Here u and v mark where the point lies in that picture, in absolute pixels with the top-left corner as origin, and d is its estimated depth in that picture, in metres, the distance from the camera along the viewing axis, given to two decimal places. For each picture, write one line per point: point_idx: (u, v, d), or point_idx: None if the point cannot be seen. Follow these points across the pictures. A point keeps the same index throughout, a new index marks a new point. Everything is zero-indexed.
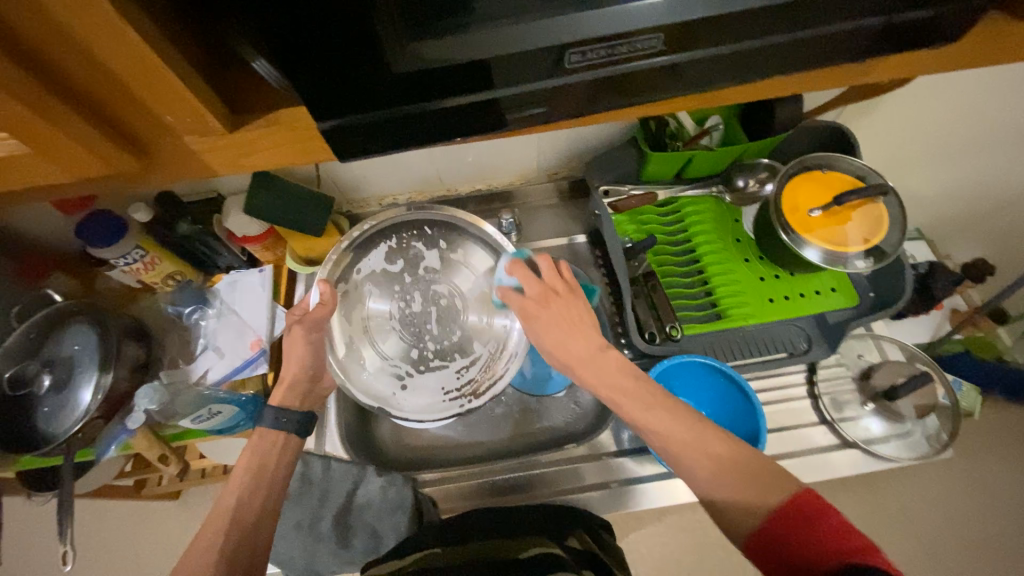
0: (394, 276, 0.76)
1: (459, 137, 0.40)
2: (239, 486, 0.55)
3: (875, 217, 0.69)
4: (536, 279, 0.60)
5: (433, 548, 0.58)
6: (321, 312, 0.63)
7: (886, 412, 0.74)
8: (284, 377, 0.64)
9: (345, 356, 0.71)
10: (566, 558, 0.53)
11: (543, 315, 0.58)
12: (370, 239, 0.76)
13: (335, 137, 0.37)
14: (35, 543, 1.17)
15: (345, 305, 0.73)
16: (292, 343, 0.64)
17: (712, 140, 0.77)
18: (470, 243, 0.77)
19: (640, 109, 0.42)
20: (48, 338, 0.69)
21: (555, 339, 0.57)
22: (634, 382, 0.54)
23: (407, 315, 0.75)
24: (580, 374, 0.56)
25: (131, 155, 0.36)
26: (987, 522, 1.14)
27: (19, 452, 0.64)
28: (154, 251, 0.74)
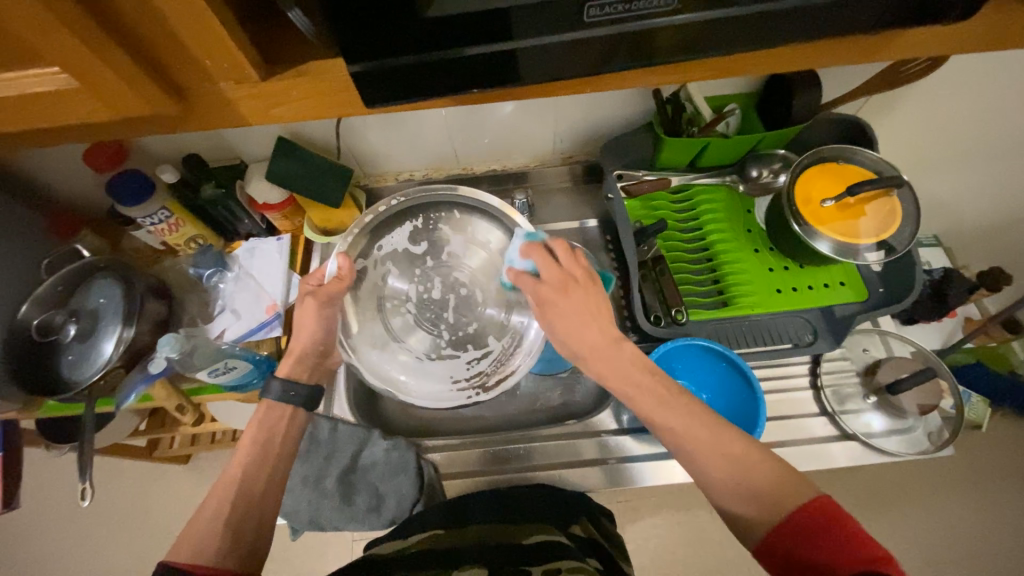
0: (417, 258, 0.76)
1: (479, 90, 0.41)
2: (252, 434, 0.58)
3: (887, 211, 0.69)
4: (553, 264, 0.58)
5: (439, 530, 0.61)
6: (337, 286, 0.65)
7: (889, 408, 0.74)
8: (294, 349, 0.63)
9: (357, 333, 0.70)
10: (571, 545, 0.57)
11: (561, 303, 0.56)
12: (396, 218, 0.76)
13: (360, 83, 0.39)
14: (51, 495, 1.22)
15: (358, 283, 0.72)
16: (303, 313, 0.64)
17: (728, 126, 0.77)
18: (499, 233, 0.75)
19: (668, 73, 0.45)
20: (75, 290, 0.72)
21: (572, 328, 0.56)
22: (643, 374, 0.53)
23: (425, 298, 0.74)
24: (592, 364, 0.55)
25: (171, 98, 0.39)
26: (990, 536, 1.13)
27: (45, 396, 0.67)
28: (179, 214, 0.77)
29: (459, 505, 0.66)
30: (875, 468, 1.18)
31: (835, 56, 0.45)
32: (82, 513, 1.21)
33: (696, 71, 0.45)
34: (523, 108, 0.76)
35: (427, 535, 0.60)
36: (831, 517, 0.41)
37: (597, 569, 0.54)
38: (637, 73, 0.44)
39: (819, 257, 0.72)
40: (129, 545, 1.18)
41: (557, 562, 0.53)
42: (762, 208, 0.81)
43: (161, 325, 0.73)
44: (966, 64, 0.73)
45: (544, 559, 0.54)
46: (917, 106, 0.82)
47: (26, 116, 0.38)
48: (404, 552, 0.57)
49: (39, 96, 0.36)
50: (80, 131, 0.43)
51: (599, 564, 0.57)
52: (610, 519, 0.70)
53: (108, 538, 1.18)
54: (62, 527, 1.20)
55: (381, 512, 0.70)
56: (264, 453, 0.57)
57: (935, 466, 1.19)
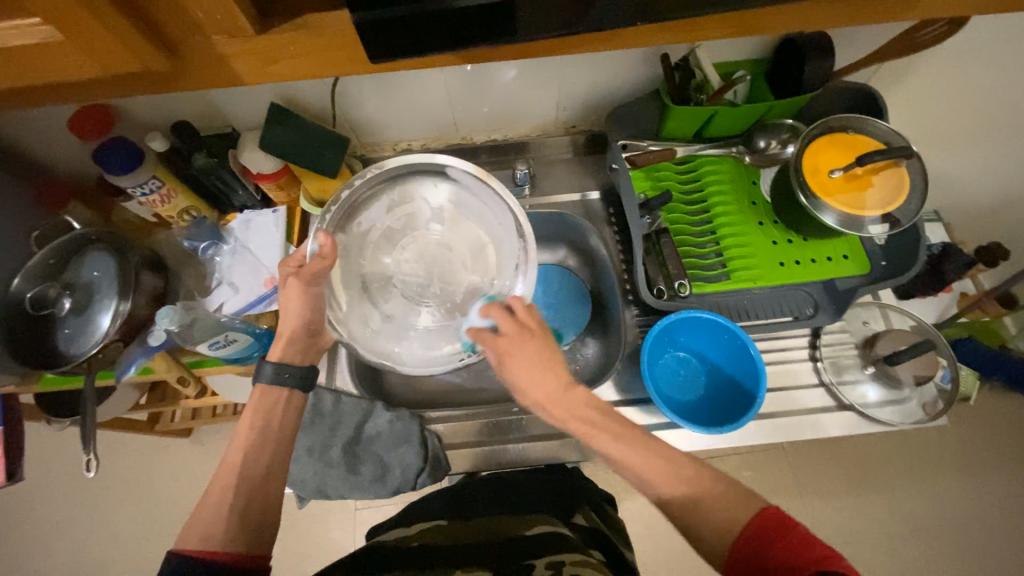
0: (398, 230, 0.71)
1: (480, 43, 0.41)
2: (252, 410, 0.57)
3: (895, 183, 0.68)
4: (508, 318, 0.54)
5: (440, 521, 0.62)
6: (318, 265, 0.60)
7: (885, 379, 0.75)
8: (284, 331, 0.61)
9: (346, 313, 0.67)
10: (574, 537, 0.57)
11: (516, 362, 0.52)
12: (374, 192, 0.72)
13: (368, 33, 0.39)
14: (53, 467, 1.23)
15: (343, 258, 0.69)
16: (287, 295, 0.61)
17: (736, 94, 0.75)
18: (479, 199, 0.71)
19: (669, 34, 0.45)
20: (68, 263, 0.70)
21: (535, 383, 0.52)
22: (598, 412, 0.51)
23: (407, 273, 0.69)
24: (550, 412, 0.53)
25: (162, 54, 0.38)
26: (973, 503, 1.17)
27: (41, 370, 0.65)
28: (170, 184, 0.74)
29: (460, 501, 0.67)
30: (858, 438, 1.22)
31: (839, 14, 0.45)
32: (87, 486, 1.22)
33: (723, 29, 0.45)
34: (525, 74, 0.73)
35: (431, 525, 0.61)
36: (777, 524, 0.43)
37: (601, 560, 0.53)
38: (661, 31, 0.45)
39: (820, 229, 0.71)
40: (131, 515, 1.20)
41: (561, 554, 0.51)
42: (767, 181, 0.79)
43: (158, 299, 0.71)
44: (981, 29, 0.71)
45: (547, 550, 0.52)
46: (930, 74, 0.80)
47: (9, 72, 0.37)
48: (406, 545, 0.56)
49: (19, 51, 0.35)
50: (72, 91, 0.42)
51: (604, 556, 0.56)
52: (612, 505, 0.72)
53: (110, 508, 1.20)
54: (65, 499, 1.21)
55: (386, 481, 0.70)
56: (266, 429, 0.56)
57: (918, 436, 1.22)
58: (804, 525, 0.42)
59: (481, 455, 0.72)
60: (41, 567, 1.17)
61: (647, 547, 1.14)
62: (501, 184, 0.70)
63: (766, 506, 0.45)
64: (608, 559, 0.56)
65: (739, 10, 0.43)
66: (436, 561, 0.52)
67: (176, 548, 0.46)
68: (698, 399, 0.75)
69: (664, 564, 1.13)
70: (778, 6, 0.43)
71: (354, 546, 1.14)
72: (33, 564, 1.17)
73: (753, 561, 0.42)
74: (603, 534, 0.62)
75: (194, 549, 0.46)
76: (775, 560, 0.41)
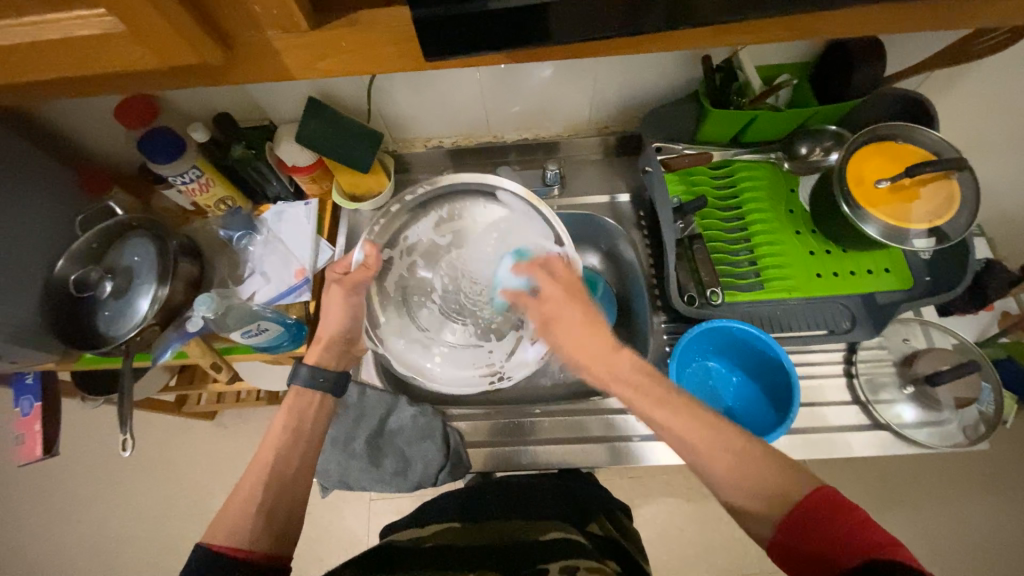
0: (443, 248, 0.70)
1: (525, 43, 0.42)
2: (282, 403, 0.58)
3: (945, 196, 0.65)
4: (552, 280, 0.57)
5: (453, 523, 0.61)
6: (362, 274, 0.64)
7: (924, 401, 0.72)
8: (322, 336, 0.63)
9: (384, 324, 0.68)
10: (590, 545, 0.56)
11: (565, 318, 0.55)
12: (422, 206, 0.72)
13: (419, 30, 0.40)
14: (86, 442, 1.28)
15: (387, 269, 0.69)
16: (329, 301, 0.64)
17: (778, 99, 0.73)
18: (528, 221, 0.70)
19: (711, 35, 0.44)
20: (109, 247, 0.73)
21: (575, 341, 0.54)
22: (640, 376, 0.51)
23: (449, 289, 0.69)
24: (593, 374, 0.54)
25: (218, 47, 0.40)
26: (1006, 533, 1.12)
27: (82, 350, 0.68)
28: (208, 173, 0.76)
29: (477, 502, 0.66)
30: (886, 458, 1.18)
31: (890, 20, 0.44)
32: (116, 462, 1.26)
33: (776, 32, 0.45)
34: (560, 75, 0.72)
35: (445, 528, 0.60)
36: (833, 509, 0.40)
37: (617, 570, 0.52)
38: (712, 34, 0.44)
39: (862, 240, 0.69)
40: (156, 493, 1.23)
41: (576, 559, 0.50)
42: (806, 188, 0.77)
43: (193, 285, 0.73)
44: None
45: (559, 553, 0.52)
46: (984, 84, 0.76)
47: (74, 61, 0.39)
48: (422, 546, 0.56)
49: (85, 40, 0.37)
50: (129, 81, 0.44)
51: (620, 565, 0.55)
52: (629, 516, 0.70)
53: (137, 485, 1.24)
54: (94, 473, 1.26)
55: (407, 476, 0.71)
56: (291, 420, 0.57)
57: (949, 459, 1.17)
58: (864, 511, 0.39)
59: (499, 456, 0.72)
60: (71, 537, 1.21)
61: (660, 555, 1.12)
62: (551, 210, 0.69)
63: (818, 489, 0.42)
64: (625, 570, 0.55)
65: (790, 15, 0.42)
66: (451, 562, 0.51)
67: (206, 541, 0.48)
68: (723, 410, 0.73)
69: (678, 575, 1.11)
70: (825, 10, 0.42)
71: (367, 537, 1.15)
72: (63, 533, 1.22)
73: (802, 540, 0.41)
74: (620, 545, 0.61)
75: (220, 542, 0.48)
76: (823, 542, 0.39)
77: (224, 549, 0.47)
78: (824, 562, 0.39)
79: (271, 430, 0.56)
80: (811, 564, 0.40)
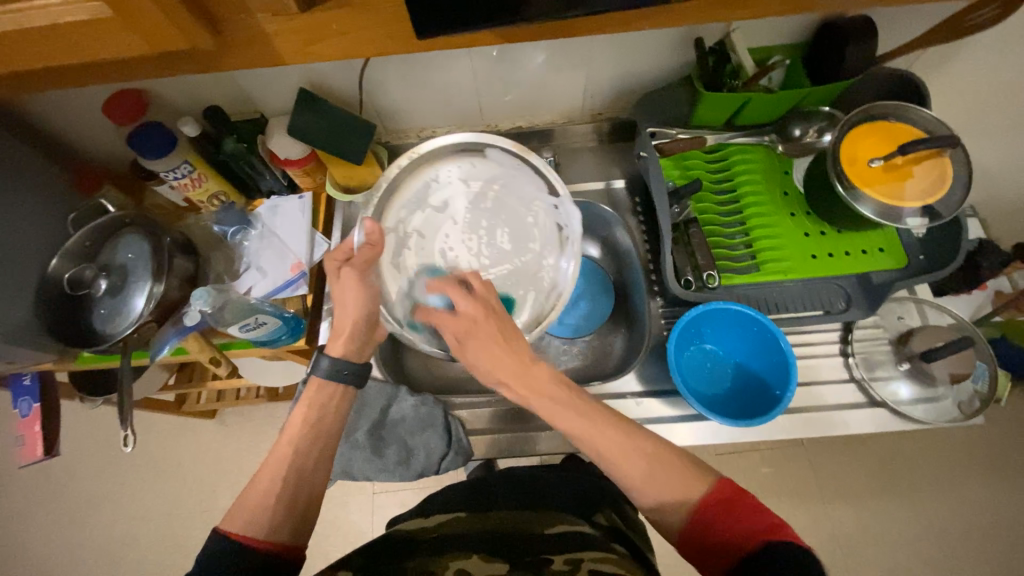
0: (439, 215, 0.70)
1: (517, 20, 0.42)
2: (308, 400, 0.56)
3: (937, 174, 0.66)
4: (468, 296, 0.54)
5: (460, 513, 0.62)
6: (370, 253, 0.59)
7: (918, 376, 0.73)
8: (342, 329, 0.59)
9: (400, 299, 0.67)
10: (595, 534, 0.56)
11: (480, 334, 0.53)
12: (409, 177, 0.72)
13: (410, 7, 0.40)
14: (87, 445, 1.28)
15: (397, 248, 0.69)
16: (342, 289, 0.59)
17: (770, 81, 0.72)
18: (519, 175, 0.72)
19: (703, 9, 0.44)
20: (103, 245, 0.72)
21: (489, 356, 0.52)
22: (561, 389, 0.51)
23: (455, 252, 0.69)
24: (515, 389, 0.52)
25: (207, 31, 0.40)
26: (1000, 508, 1.14)
27: (80, 349, 0.67)
28: (201, 168, 0.75)
29: (481, 492, 0.67)
30: (883, 438, 1.19)
31: None
32: (118, 463, 1.26)
33: (769, 7, 0.45)
34: (553, 60, 0.72)
35: (449, 518, 0.60)
36: (730, 497, 0.45)
37: (623, 556, 0.52)
38: (703, 9, 0.44)
39: (858, 221, 0.69)
40: (160, 493, 1.24)
41: (582, 552, 0.50)
42: (801, 170, 0.77)
43: (190, 281, 0.73)
44: None
45: (567, 544, 0.52)
46: (976, 61, 0.76)
47: (60, 50, 0.39)
48: (426, 535, 0.56)
49: (72, 27, 0.37)
50: (119, 70, 0.44)
51: (626, 549, 0.56)
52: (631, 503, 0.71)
53: (140, 486, 1.24)
54: (97, 475, 1.26)
55: (411, 464, 0.71)
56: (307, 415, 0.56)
57: (944, 437, 1.19)
58: (756, 497, 0.45)
59: (502, 443, 0.73)
60: (76, 539, 1.21)
61: (662, 541, 1.14)
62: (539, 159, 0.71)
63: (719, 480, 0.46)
64: (632, 555, 0.55)
65: None
66: (460, 553, 0.51)
67: (221, 527, 0.49)
68: (726, 391, 0.74)
69: (680, 558, 1.13)
70: None
71: (372, 530, 1.16)
72: (67, 535, 1.22)
73: (703, 532, 0.44)
74: (626, 533, 0.61)
75: (239, 532, 0.48)
76: (733, 529, 0.43)
77: (244, 539, 0.48)
78: (723, 547, 0.43)
79: (287, 431, 0.55)
80: (716, 553, 0.43)
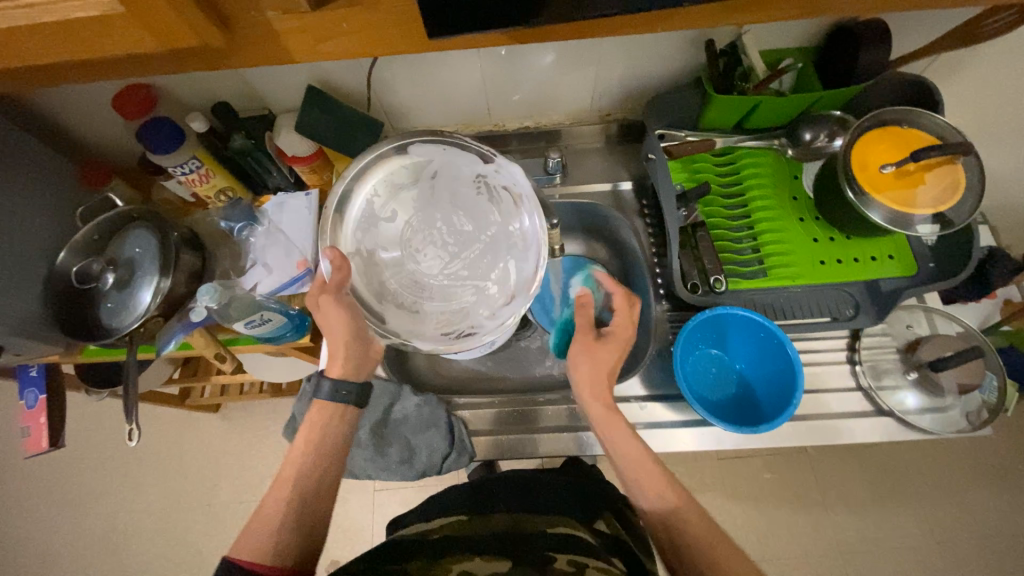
0: (390, 226, 0.65)
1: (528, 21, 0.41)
2: (313, 419, 0.58)
3: (950, 181, 0.65)
4: (620, 320, 0.65)
5: (462, 516, 0.62)
6: (338, 278, 0.60)
7: (925, 385, 0.73)
8: (336, 352, 0.61)
9: (391, 318, 0.62)
10: (595, 542, 0.55)
11: (602, 347, 0.64)
12: (348, 198, 0.66)
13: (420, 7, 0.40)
14: (93, 436, 1.29)
15: (365, 271, 0.63)
16: (324, 314, 0.60)
17: (783, 84, 0.71)
18: (450, 157, 0.66)
19: (716, 12, 0.44)
20: (111, 239, 0.72)
21: (588, 362, 0.64)
22: (614, 420, 0.62)
23: (417, 257, 0.64)
24: (586, 388, 0.63)
25: (218, 29, 0.40)
26: (1004, 519, 1.13)
27: (86, 342, 0.68)
28: (209, 164, 0.76)
29: (482, 494, 0.67)
30: (887, 445, 1.18)
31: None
32: (121, 455, 1.27)
33: (783, 11, 0.44)
34: (562, 60, 0.71)
35: (452, 519, 0.60)
36: None
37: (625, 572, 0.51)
38: (716, 12, 0.44)
39: (868, 227, 0.68)
40: (163, 485, 1.24)
41: (585, 556, 0.51)
42: (811, 174, 0.76)
43: (195, 276, 0.73)
44: None
45: (567, 547, 0.52)
46: (992, 66, 0.75)
47: (71, 45, 0.39)
48: (429, 537, 0.56)
49: (83, 22, 0.37)
50: (129, 66, 0.44)
51: (627, 564, 0.55)
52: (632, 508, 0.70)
53: (143, 478, 1.25)
54: (101, 465, 1.27)
55: (412, 464, 0.71)
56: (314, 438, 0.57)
57: (949, 447, 1.18)
58: None
59: (504, 444, 0.72)
60: (80, 529, 1.22)
61: None
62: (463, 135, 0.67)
63: None
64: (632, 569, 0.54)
65: None
66: (462, 555, 0.51)
67: (232, 556, 0.49)
68: (730, 397, 0.73)
69: None
70: None
71: (372, 527, 1.16)
72: (71, 524, 1.23)
73: None
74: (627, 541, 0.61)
75: (251, 559, 0.49)
76: None
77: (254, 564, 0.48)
78: None
79: (294, 445, 0.57)
80: None
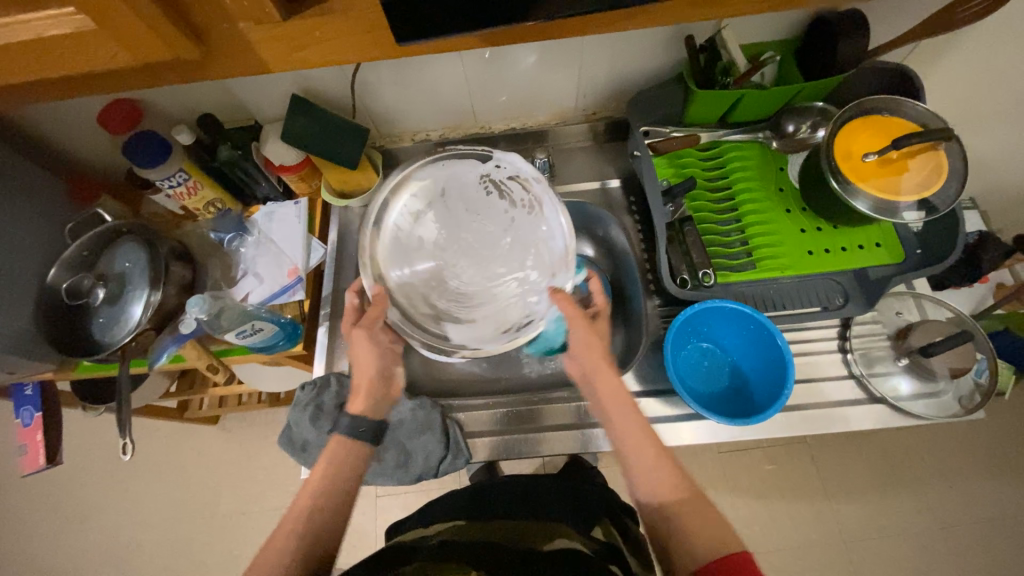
0: (420, 250, 0.64)
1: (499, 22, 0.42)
2: (332, 451, 0.58)
3: (934, 167, 0.65)
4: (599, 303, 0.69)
5: (457, 521, 0.61)
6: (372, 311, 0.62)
7: (918, 371, 0.73)
8: (360, 386, 0.62)
9: (452, 333, 0.64)
10: (590, 552, 0.55)
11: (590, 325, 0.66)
12: (377, 233, 0.64)
13: (391, 12, 0.40)
14: (92, 451, 1.28)
15: (414, 298, 0.64)
16: (355, 347, 0.62)
17: (763, 77, 0.72)
18: (452, 170, 0.67)
19: (685, 8, 0.44)
20: (101, 254, 0.72)
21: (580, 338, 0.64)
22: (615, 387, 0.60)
23: (454, 271, 0.65)
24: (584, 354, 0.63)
25: (192, 42, 0.40)
26: (1004, 503, 1.13)
27: (80, 358, 0.68)
28: (196, 176, 0.76)
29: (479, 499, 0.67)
30: (885, 433, 1.19)
31: None
32: (121, 470, 1.27)
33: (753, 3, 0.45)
34: (545, 60, 0.72)
35: (450, 525, 0.60)
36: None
37: None
38: (686, 7, 0.44)
39: (855, 216, 0.69)
40: (164, 499, 1.24)
41: None
42: (796, 166, 0.77)
43: (186, 289, 0.73)
44: None
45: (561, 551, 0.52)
46: (973, 51, 0.75)
47: (45, 63, 0.39)
48: (426, 543, 0.56)
49: (57, 40, 0.37)
50: (106, 81, 0.44)
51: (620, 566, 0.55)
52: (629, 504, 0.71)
53: (144, 492, 1.25)
54: (101, 481, 1.26)
55: (408, 468, 0.72)
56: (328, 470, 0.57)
57: (948, 432, 1.18)
58: None
59: (500, 444, 0.73)
60: (82, 546, 1.22)
61: None
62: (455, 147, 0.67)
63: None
64: None
65: None
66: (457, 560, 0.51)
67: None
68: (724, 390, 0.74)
69: None
70: None
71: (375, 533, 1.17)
72: (73, 541, 1.23)
73: None
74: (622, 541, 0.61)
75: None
76: None
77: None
78: None
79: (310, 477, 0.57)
80: None
